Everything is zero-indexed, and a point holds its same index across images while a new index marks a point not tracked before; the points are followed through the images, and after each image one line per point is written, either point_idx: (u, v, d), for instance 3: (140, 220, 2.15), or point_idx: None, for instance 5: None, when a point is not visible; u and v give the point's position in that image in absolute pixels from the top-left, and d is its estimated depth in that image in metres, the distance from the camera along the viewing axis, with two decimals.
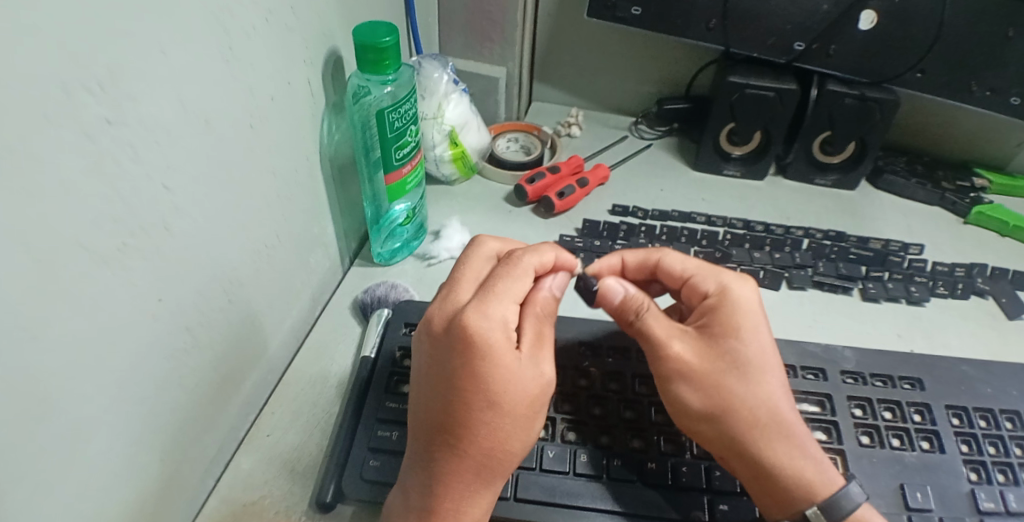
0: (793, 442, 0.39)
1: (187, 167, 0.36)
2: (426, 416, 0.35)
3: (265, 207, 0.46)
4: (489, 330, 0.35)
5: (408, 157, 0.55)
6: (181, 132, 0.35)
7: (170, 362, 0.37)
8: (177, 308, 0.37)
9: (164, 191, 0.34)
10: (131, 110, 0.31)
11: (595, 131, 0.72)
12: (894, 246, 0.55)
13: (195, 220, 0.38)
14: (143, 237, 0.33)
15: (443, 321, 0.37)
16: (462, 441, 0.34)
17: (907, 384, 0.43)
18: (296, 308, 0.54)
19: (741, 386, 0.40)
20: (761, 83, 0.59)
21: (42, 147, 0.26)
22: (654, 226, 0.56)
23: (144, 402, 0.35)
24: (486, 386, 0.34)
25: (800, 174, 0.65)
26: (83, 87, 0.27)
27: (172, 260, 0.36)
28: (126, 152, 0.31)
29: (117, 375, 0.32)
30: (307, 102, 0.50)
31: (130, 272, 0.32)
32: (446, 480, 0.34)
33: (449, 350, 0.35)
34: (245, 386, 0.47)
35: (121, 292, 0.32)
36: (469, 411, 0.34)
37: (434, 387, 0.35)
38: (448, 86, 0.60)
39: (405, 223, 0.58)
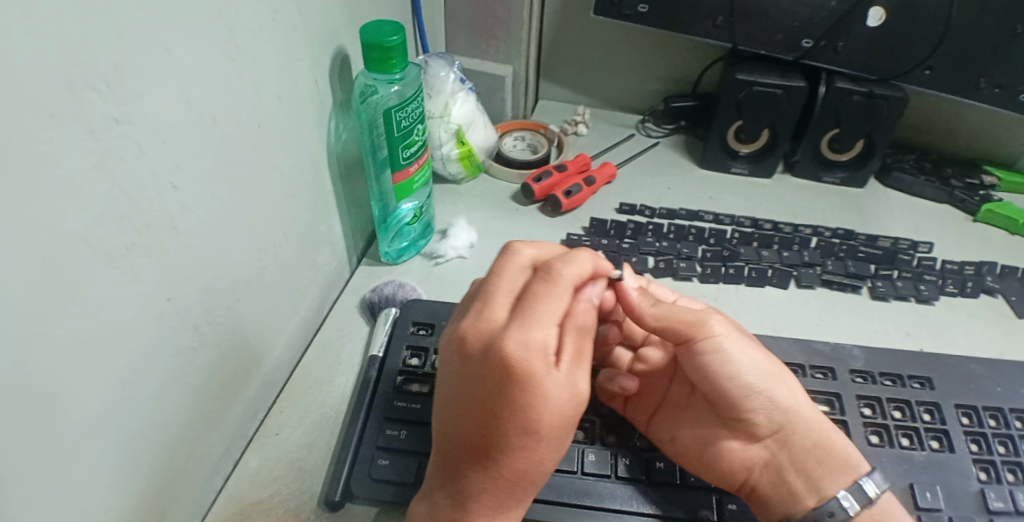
0: (820, 427, 0.39)
1: (194, 166, 0.36)
2: (462, 438, 0.34)
3: (272, 206, 0.46)
4: (533, 356, 0.33)
5: (415, 156, 0.55)
6: (188, 131, 0.35)
7: (178, 361, 0.37)
8: (184, 307, 0.37)
9: (171, 189, 0.34)
10: (138, 108, 0.31)
11: (601, 129, 0.71)
12: (902, 244, 0.55)
13: (202, 219, 0.38)
14: (149, 236, 0.33)
15: (478, 343, 0.35)
16: (497, 464, 0.33)
17: (916, 383, 0.43)
18: (303, 307, 0.54)
19: (777, 371, 0.40)
20: (768, 81, 0.59)
21: (49, 145, 0.26)
22: (661, 224, 0.56)
23: (151, 399, 0.35)
24: (527, 413, 0.33)
25: (807, 172, 0.65)
26: (89, 85, 0.27)
27: (180, 259, 0.36)
28: (132, 150, 0.31)
29: (124, 373, 0.33)
30: (314, 101, 0.50)
31: (137, 271, 0.32)
32: (480, 494, 0.34)
33: (490, 373, 0.33)
34: (253, 385, 0.47)
35: (128, 290, 0.32)
36: (506, 435, 0.33)
37: (469, 409, 0.34)
38: (454, 84, 0.60)
39: (412, 222, 0.58)
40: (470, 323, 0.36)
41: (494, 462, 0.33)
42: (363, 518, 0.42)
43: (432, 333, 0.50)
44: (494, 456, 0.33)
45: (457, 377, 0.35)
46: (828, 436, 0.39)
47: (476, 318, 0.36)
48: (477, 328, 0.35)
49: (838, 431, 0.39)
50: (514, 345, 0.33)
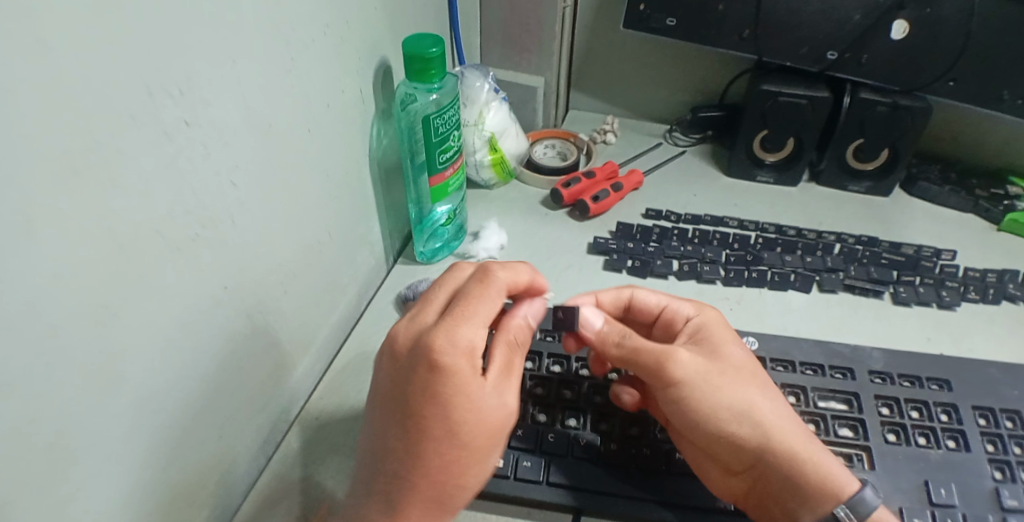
0: (810, 459, 0.39)
1: (251, 167, 0.40)
2: (388, 443, 0.36)
3: (317, 207, 0.50)
4: (455, 355, 0.35)
5: (450, 161, 0.58)
6: (246, 136, 0.39)
7: (232, 344, 0.41)
8: (238, 296, 0.41)
9: (231, 187, 0.38)
10: (205, 114, 0.35)
11: (629, 138, 0.74)
12: (926, 251, 0.56)
13: (256, 216, 0.41)
14: (210, 230, 0.37)
15: (407, 353, 0.36)
16: (415, 471, 0.35)
17: (934, 385, 0.44)
18: (344, 302, 0.57)
19: (751, 406, 0.41)
20: (792, 91, 0.60)
21: (130, 146, 0.29)
22: (686, 229, 0.58)
23: (210, 378, 0.39)
24: (446, 412, 0.35)
25: (832, 181, 0.66)
26: (164, 92, 0.31)
27: (236, 251, 0.40)
28: (199, 151, 0.35)
29: (188, 353, 0.36)
30: (358, 110, 0.54)
31: (200, 259, 0.36)
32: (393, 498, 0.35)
33: (416, 375, 0.35)
34: (297, 372, 0.51)
35: (191, 278, 0.35)
36: (428, 437, 0.35)
37: (390, 411, 0.36)
38: (488, 94, 0.63)
39: (447, 224, 0.61)
40: (401, 330, 0.37)
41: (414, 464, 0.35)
42: None
43: None
44: (415, 458, 0.35)
45: (381, 385, 0.37)
46: (801, 463, 0.39)
47: (415, 322, 0.37)
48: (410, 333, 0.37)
49: (822, 463, 0.39)
50: (447, 355, 0.35)
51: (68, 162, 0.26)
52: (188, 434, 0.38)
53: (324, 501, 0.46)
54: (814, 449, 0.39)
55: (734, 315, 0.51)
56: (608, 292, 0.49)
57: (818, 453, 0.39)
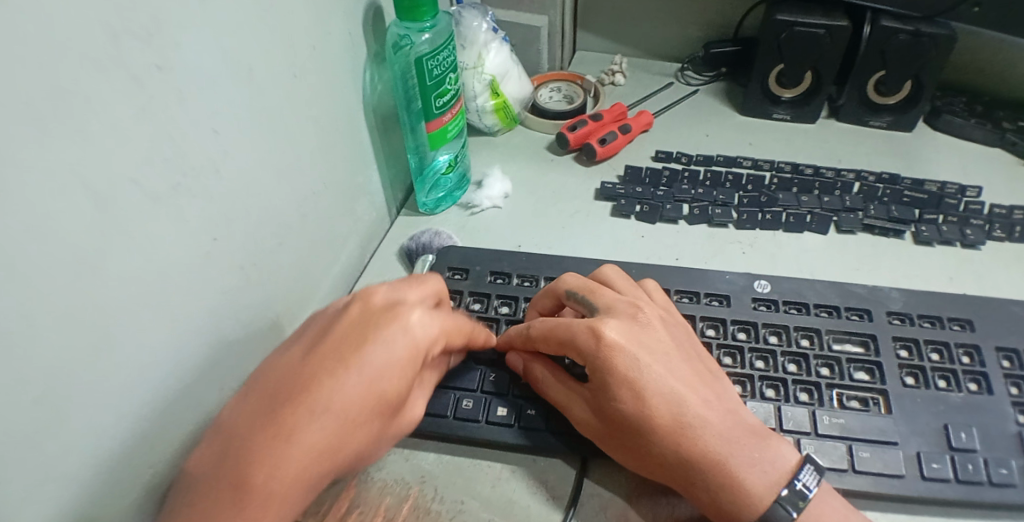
0: (712, 489, 0.36)
1: (233, 114, 0.38)
2: (292, 385, 0.34)
3: (309, 156, 0.48)
4: (417, 334, 0.37)
5: (448, 105, 0.55)
6: (224, 80, 0.37)
7: (227, 297, 0.40)
8: (230, 248, 0.40)
9: (213, 135, 0.36)
10: (178, 57, 0.32)
11: (638, 79, 0.70)
12: (950, 188, 0.53)
13: (240, 168, 0.40)
14: (194, 180, 0.35)
15: (370, 308, 0.38)
16: (300, 423, 0.33)
17: (956, 325, 0.43)
18: (345, 255, 0.56)
19: (660, 444, 0.37)
20: (810, 20, 0.56)
21: (96, 92, 0.28)
22: (697, 171, 0.56)
23: (205, 334, 0.38)
24: (373, 382, 0.35)
25: (852, 117, 0.63)
26: (130, 34, 0.29)
27: (223, 202, 0.38)
28: (174, 97, 0.33)
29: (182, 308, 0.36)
30: (348, 54, 0.51)
31: (184, 211, 0.35)
32: (251, 456, 0.32)
33: (372, 332, 0.36)
34: (299, 325, 0.50)
35: (177, 231, 0.34)
36: (334, 391, 0.34)
37: (322, 355, 0.35)
38: (487, 34, 0.60)
39: (448, 172, 0.58)
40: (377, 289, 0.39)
41: (306, 415, 0.33)
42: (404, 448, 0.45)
43: (467, 278, 0.51)
44: (314, 406, 0.33)
45: (324, 331, 0.37)
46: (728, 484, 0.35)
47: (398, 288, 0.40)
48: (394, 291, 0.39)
49: (729, 492, 0.35)
50: (412, 323, 0.37)
51: (30, 109, 0.24)
52: (190, 391, 0.37)
53: None
54: (727, 472, 0.35)
55: (748, 258, 0.49)
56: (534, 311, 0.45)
57: (741, 467, 0.35)
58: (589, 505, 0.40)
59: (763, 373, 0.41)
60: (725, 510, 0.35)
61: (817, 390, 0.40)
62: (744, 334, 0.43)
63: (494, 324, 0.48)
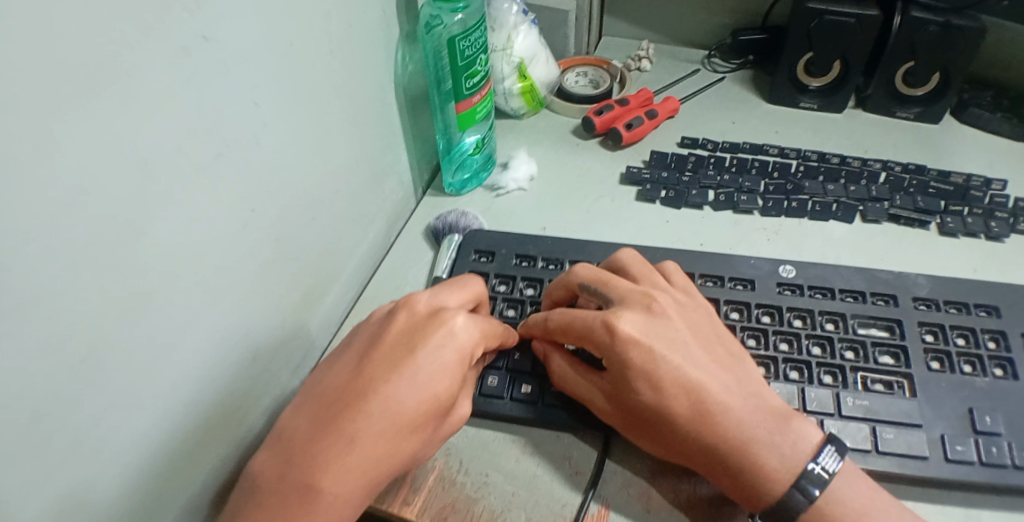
0: (740, 473, 0.36)
1: (270, 86, 0.38)
2: (340, 395, 0.36)
3: (342, 133, 0.49)
4: (460, 340, 0.38)
5: (478, 87, 0.55)
6: (263, 52, 0.37)
7: (263, 267, 0.41)
8: (266, 219, 0.40)
9: (254, 107, 0.37)
10: (223, 27, 0.33)
11: (664, 65, 0.70)
12: (975, 181, 0.53)
13: (278, 140, 0.40)
14: (235, 150, 0.36)
15: (409, 319, 0.39)
16: (349, 435, 0.34)
17: (982, 311, 0.43)
18: (372, 233, 0.57)
19: (687, 433, 0.37)
20: (840, 9, 0.56)
21: (150, 59, 0.28)
22: (723, 158, 0.56)
23: (242, 301, 0.39)
24: (414, 387, 0.36)
25: (878, 108, 0.63)
26: (181, 3, 0.29)
27: (262, 173, 0.39)
28: (219, 67, 0.33)
29: (221, 275, 0.36)
30: (381, 32, 0.51)
31: (226, 179, 0.35)
32: (309, 468, 0.33)
33: (412, 341, 0.38)
34: (327, 299, 0.51)
35: (221, 200, 0.35)
36: (386, 398, 0.35)
37: (365, 369, 0.37)
38: (517, 16, 0.60)
39: (475, 153, 0.59)
40: (413, 300, 0.41)
41: (355, 427, 0.34)
42: None
43: (492, 261, 0.51)
44: (361, 419, 0.35)
45: (366, 344, 0.39)
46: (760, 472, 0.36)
47: (434, 294, 0.41)
48: (431, 298, 0.41)
49: (755, 474, 0.36)
50: (454, 329, 0.38)
51: (91, 72, 0.25)
52: (227, 356, 0.38)
53: None
54: (755, 455, 0.36)
55: (772, 245, 0.50)
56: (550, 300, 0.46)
57: (768, 450, 0.36)
58: (612, 479, 0.41)
59: (788, 356, 0.42)
60: (752, 493, 0.36)
61: (842, 372, 0.41)
62: (770, 317, 0.44)
63: (519, 305, 0.49)
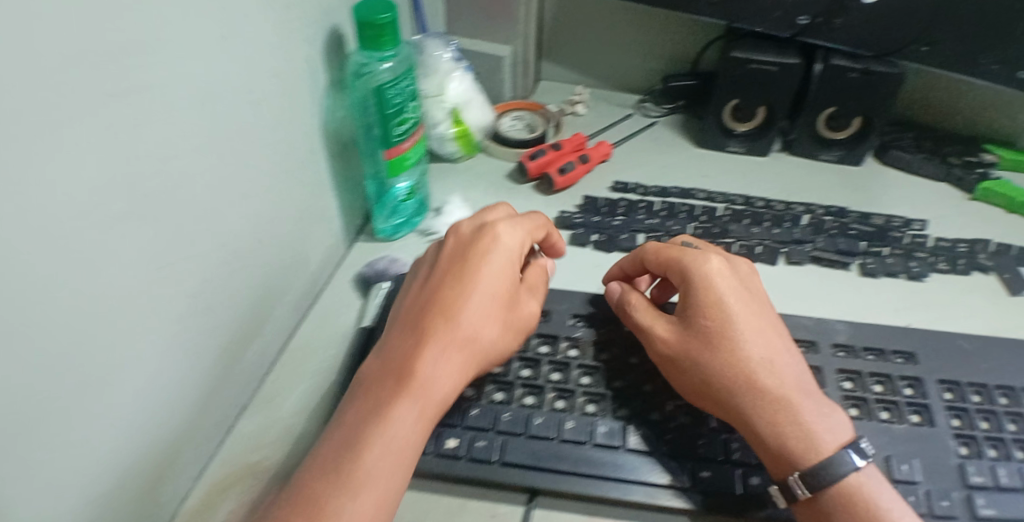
0: (778, 422, 0.38)
1: (192, 140, 0.37)
2: (396, 348, 0.40)
3: (269, 180, 0.47)
4: (492, 275, 0.43)
5: (408, 133, 0.55)
6: (184, 107, 0.35)
7: (182, 324, 0.38)
8: (184, 275, 0.38)
9: (169, 164, 0.35)
10: (137, 85, 0.31)
11: (599, 109, 0.72)
12: (895, 222, 0.55)
13: (200, 191, 0.38)
14: (151, 205, 0.34)
15: (444, 269, 0.44)
16: (413, 368, 0.38)
17: (899, 358, 0.43)
18: (301, 281, 0.55)
19: (745, 365, 0.40)
20: (763, 57, 0.58)
21: (54, 120, 0.26)
22: (654, 202, 0.57)
23: (155, 362, 0.36)
24: (455, 320, 0.41)
25: (803, 150, 0.64)
26: (88, 61, 0.28)
27: (182, 227, 0.37)
28: (130, 124, 0.31)
29: (132, 336, 0.34)
30: (307, 78, 0.50)
31: (139, 237, 0.33)
32: (374, 404, 0.37)
33: (455, 272, 0.43)
34: (251, 353, 0.49)
35: (135, 258, 0.33)
36: (434, 345, 0.40)
37: (418, 311, 0.42)
38: (449, 63, 0.61)
39: (407, 199, 0.58)
40: (451, 243, 0.46)
41: (416, 362, 0.39)
42: None
43: None
44: (421, 354, 0.39)
45: (417, 292, 0.44)
46: (783, 408, 0.39)
47: (474, 218, 0.47)
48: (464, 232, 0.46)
49: (795, 422, 0.38)
50: (495, 244, 0.44)
51: None
52: (129, 423, 0.35)
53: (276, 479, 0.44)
54: (798, 409, 0.38)
55: None
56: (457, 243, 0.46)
57: (802, 400, 0.39)
58: None
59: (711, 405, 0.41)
60: (786, 451, 0.38)
61: None
62: None
63: None
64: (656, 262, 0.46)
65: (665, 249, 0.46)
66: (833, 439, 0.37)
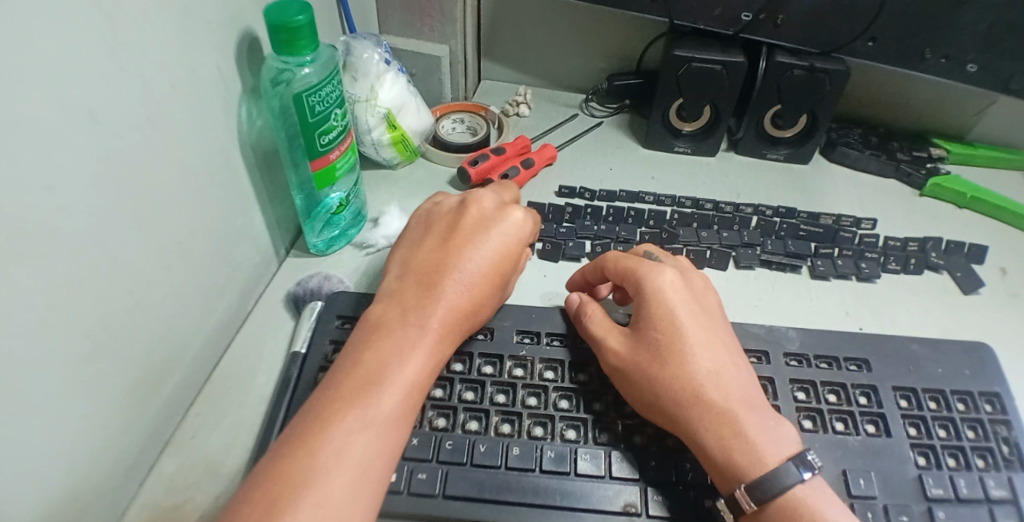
0: (723, 435, 0.36)
1: (78, 162, 0.32)
2: (400, 306, 0.40)
3: (183, 199, 0.42)
4: (501, 242, 0.43)
5: (336, 142, 0.51)
6: (62, 126, 0.30)
7: (76, 369, 0.34)
8: (74, 314, 0.33)
9: (45, 192, 0.30)
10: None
11: (544, 110, 0.69)
12: (845, 221, 0.53)
13: (91, 217, 0.33)
14: (26, 239, 0.29)
15: (461, 239, 0.43)
16: (420, 338, 0.38)
17: (852, 365, 0.41)
18: (225, 304, 0.49)
19: (694, 376, 0.38)
20: (707, 56, 0.56)
21: None
22: (600, 207, 0.54)
23: (41, 414, 0.32)
24: (462, 287, 0.41)
25: (751, 150, 0.63)
26: None
27: (68, 263, 0.32)
28: None
29: (4, 392, 0.29)
30: (219, 87, 0.44)
31: (11, 278, 0.28)
32: (374, 365, 0.36)
33: (460, 243, 0.43)
34: (168, 388, 0.43)
35: (5, 302, 0.28)
36: (439, 309, 0.40)
37: (430, 276, 0.41)
38: (380, 66, 0.56)
39: (341, 211, 0.54)
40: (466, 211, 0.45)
41: (422, 332, 0.38)
42: None
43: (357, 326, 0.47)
44: (431, 325, 0.39)
45: (426, 253, 0.43)
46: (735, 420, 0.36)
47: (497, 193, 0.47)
48: (485, 205, 0.46)
49: (743, 434, 0.36)
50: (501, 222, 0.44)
51: None
52: (2, 493, 0.30)
53: None
54: (745, 424, 0.36)
55: None
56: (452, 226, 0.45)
57: (751, 413, 0.37)
58: None
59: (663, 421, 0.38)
60: (729, 466, 0.35)
61: None
62: None
63: None
64: (615, 272, 0.44)
65: (623, 259, 0.44)
66: (778, 453, 0.35)
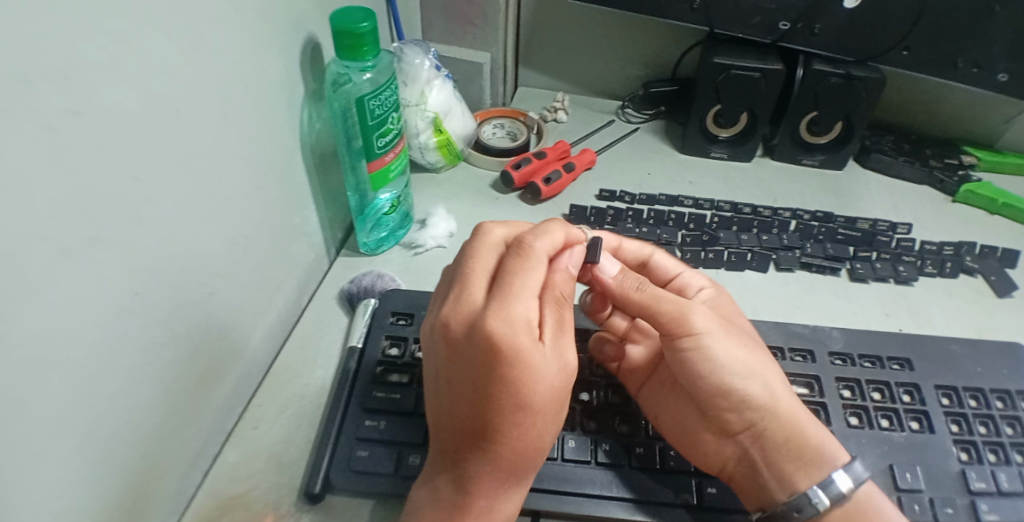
0: (780, 435, 0.38)
1: (160, 157, 0.34)
2: (460, 420, 0.34)
3: (249, 197, 0.44)
4: (515, 331, 0.34)
5: (391, 145, 0.53)
6: (150, 123, 0.32)
7: (150, 355, 0.35)
8: (153, 302, 0.35)
9: (134, 183, 0.32)
10: (98, 100, 0.28)
11: (580, 115, 0.71)
12: (881, 225, 0.55)
13: (170, 211, 0.35)
14: (114, 229, 0.31)
15: (524, 306, 0.35)
16: (528, 433, 0.34)
17: (895, 364, 0.43)
18: (282, 299, 0.51)
19: (768, 368, 0.40)
20: (745, 64, 0.58)
21: (10, 143, 0.24)
22: (641, 210, 0.56)
23: (121, 395, 0.33)
24: (516, 385, 0.33)
25: (786, 155, 0.65)
26: (43, 76, 0.25)
27: (151, 253, 0.34)
28: (92, 143, 0.28)
29: (91, 374, 0.30)
30: (283, 91, 0.46)
31: (102, 266, 0.30)
32: (490, 483, 0.34)
33: (477, 351, 0.33)
34: (230, 378, 0.45)
35: (97, 287, 0.30)
36: (516, 423, 0.34)
37: (511, 369, 0.33)
38: (430, 71, 0.59)
39: (391, 212, 0.56)
40: (515, 264, 0.37)
41: (527, 429, 0.34)
42: (342, 512, 0.41)
43: (412, 323, 0.49)
44: (534, 417, 0.34)
45: (483, 351, 0.33)
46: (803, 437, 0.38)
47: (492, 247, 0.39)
48: (479, 279, 0.37)
49: (790, 453, 0.38)
50: (509, 315, 0.34)
51: None
52: (86, 469, 0.31)
53: (265, 515, 0.41)
54: (807, 437, 0.38)
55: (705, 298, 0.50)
56: (461, 307, 0.35)
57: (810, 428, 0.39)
58: None
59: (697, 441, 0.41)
60: (805, 461, 0.38)
61: None
62: None
63: (421, 368, 0.46)
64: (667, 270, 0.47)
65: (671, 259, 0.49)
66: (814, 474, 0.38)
